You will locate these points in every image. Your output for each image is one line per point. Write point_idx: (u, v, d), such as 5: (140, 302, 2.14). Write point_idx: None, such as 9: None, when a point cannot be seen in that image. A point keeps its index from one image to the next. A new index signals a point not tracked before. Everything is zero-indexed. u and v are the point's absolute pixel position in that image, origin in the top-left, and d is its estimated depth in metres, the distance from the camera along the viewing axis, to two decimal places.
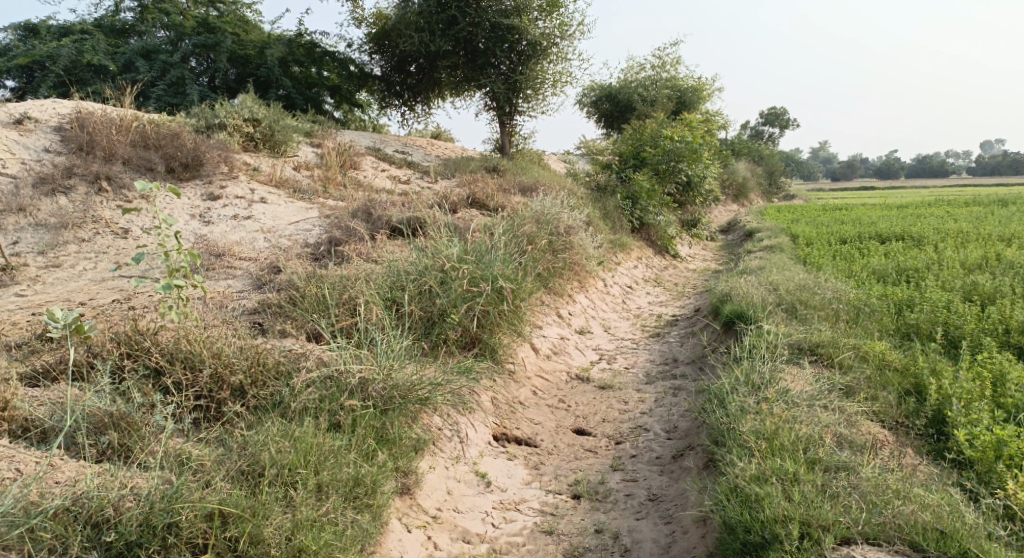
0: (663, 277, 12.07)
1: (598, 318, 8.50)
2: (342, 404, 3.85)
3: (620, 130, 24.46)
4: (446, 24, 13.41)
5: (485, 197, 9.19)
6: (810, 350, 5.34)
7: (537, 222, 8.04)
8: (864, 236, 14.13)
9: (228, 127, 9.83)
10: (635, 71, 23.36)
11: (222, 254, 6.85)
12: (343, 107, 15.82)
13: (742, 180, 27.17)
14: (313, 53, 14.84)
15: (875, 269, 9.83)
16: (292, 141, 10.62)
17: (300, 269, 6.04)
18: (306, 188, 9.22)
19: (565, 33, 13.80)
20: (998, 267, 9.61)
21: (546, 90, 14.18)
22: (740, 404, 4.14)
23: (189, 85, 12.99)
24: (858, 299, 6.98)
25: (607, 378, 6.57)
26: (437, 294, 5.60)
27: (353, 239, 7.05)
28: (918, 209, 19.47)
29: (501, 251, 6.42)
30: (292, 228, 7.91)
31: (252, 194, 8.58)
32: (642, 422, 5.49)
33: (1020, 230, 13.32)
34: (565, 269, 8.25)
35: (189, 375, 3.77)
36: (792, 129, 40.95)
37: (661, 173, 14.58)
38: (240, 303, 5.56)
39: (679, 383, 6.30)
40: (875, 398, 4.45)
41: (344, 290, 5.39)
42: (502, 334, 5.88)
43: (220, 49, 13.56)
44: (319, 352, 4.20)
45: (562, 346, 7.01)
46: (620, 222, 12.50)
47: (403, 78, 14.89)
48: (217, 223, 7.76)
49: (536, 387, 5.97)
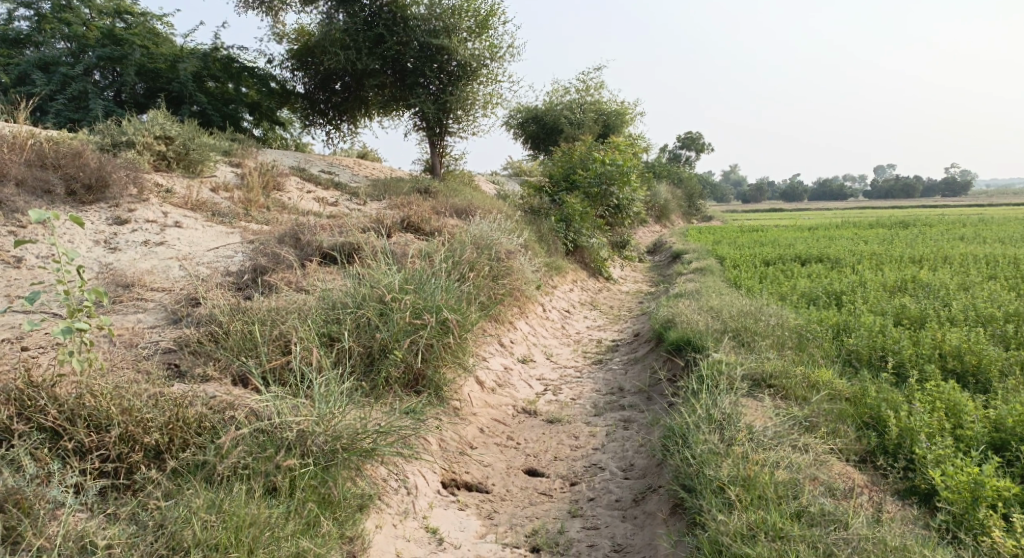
0: (598, 300, 11.94)
1: (539, 345, 8.22)
2: (278, 464, 3.42)
3: (546, 151, 24.53)
4: (373, 42, 13.05)
5: (420, 221, 8.82)
6: (764, 382, 5.19)
7: (475, 246, 7.72)
8: (786, 257, 14.39)
9: (137, 145, 9.12)
10: (559, 94, 23.52)
11: (131, 284, 6.24)
12: (264, 124, 15.18)
13: (664, 202, 27.68)
14: (231, 68, 14.18)
15: (805, 291, 9.92)
16: (209, 161, 9.99)
17: (222, 301, 5.53)
18: (226, 211, 8.63)
19: (494, 54, 13.59)
20: (919, 289, 9.87)
21: (476, 111, 13.92)
22: (709, 444, 3.93)
23: (94, 100, 12.14)
24: (799, 323, 6.93)
25: (554, 411, 6.26)
26: (376, 328, 5.20)
27: (281, 267, 6.57)
28: (831, 230, 20.17)
29: (442, 278, 6.06)
30: (211, 254, 7.33)
31: (165, 218, 7.93)
32: (596, 459, 5.20)
33: (931, 251, 13.85)
34: (506, 295, 7.94)
35: (94, 436, 3.27)
36: (708, 153, 42.23)
37: (592, 196, 14.51)
38: (153, 341, 5.02)
39: (629, 415, 6.06)
40: (837, 432, 4.30)
41: (274, 326, 4.94)
42: (445, 368, 5.51)
43: (128, 62, 12.76)
44: (248, 401, 3.75)
45: (505, 377, 6.69)
46: (553, 244, 12.32)
47: (328, 96, 14.24)
48: (126, 250, 7.10)
49: (483, 424, 5.62)
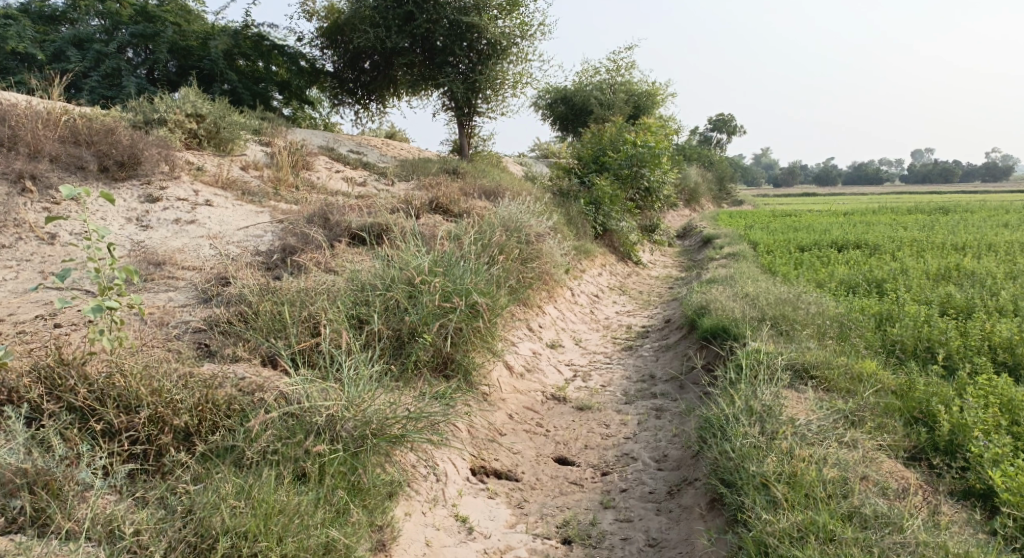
0: (627, 285, 11.77)
1: (568, 330, 8.11)
2: (307, 449, 3.36)
3: (575, 132, 24.27)
4: (403, 20, 12.91)
5: (449, 202, 8.73)
6: (805, 373, 5.05)
7: (504, 228, 7.60)
8: (822, 243, 14.06)
9: (168, 123, 9.11)
10: (589, 75, 23.23)
11: (162, 263, 6.22)
12: (293, 104, 15.15)
13: (694, 185, 27.28)
14: (261, 47, 14.18)
15: (843, 278, 9.67)
16: (239, 139, 9.97)
17: (252, 281, 5.48)
18: (256, 190, 8.60)
19: (525, 33, 13.38)
20: (961, 278, 9.56)
21: (506, 91, 13.73)
22: (750, 438, 3.82)
23: (127, 78, 12.18)
24: (839, 312, 6.73)
25: (584, 398, 6.15)
26: (405, 311, 5.13)
27: (310, 248, 6.52)
28: (867, 216, 19.69)
29: (471, 261, 5.96)
30: (241, 234, 7.29)
31: (196, 197, 7.92)
32: (628, 449, 5.09)
33: (973, 238, 13.44)
34: (535, 279, 7.83)
35: (124, 417, 3.23)
36: (740, 136, 41.51)
37: (622, 178, 14.29)
38: (183, 320, 4.99)
39: (660, 403, 5.93)
40: (884, 426, 4.16)
41: (303, 307, 4.89)
42: (475, 353, 5.43)
43: (160, 40, 12.76)
44: (277, 383, 3.69)
45: (534, 363, 6.60)
46: (583, 227, 12.16)
47: (357, 75, 14.15)
48: (157, 228, 7.10)
49: (513, 410, 5.54)
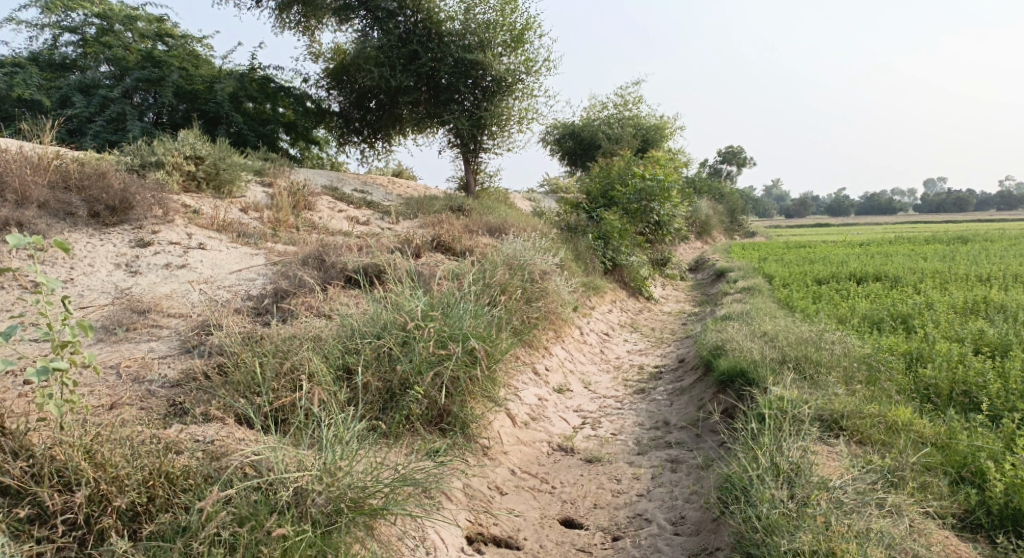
0: (639, 322, 11.36)
1: (576, 372, 7.70)
2: (270, 529, 3.03)
3: (584, 167, 24.08)
4: (407, 58, 12.77)
5: (451, 240, 8.38)
6: (835, 424, 4.64)
7: (508, 267, 7.25)
8: (839, 276, 13.62)
9: (166, 165, 8.88)
10: (597, 110, 23.14)
11: (147, 311, 5.90)
12: (299, 144, 15.03)
13: (705, 218, 26.90)
14: (267, 88, 14.10)
15: (866, 314, 9.24)
16: (239, 180, 9.73)
17: (238, 329, 5.13)
18: (252, 232, 8.30)
19: (530, 68, 13.20)
20: (991, 312, 9.09)
21: (512, 127, 13.51)
22: (778, 504, 3.42)
23: (130, 122, 12.05)
24: (867, 353, 6.30)
25: (593, 449, 5.72)
26: (397, 359, 4.76)
27: (302, 291, 6.19)
28: (883, 246, 19.20)
29: (471, 303, 5.59)
30: (233, 277, 6.95)
31: (189, 240, 7.62)
32: (641, 508, 4.66)
33: (996, 269, 12.97)
34: (541, 319, 7.44)
35: (60, 497, 2.95)
36: (750, 168, 41.28)
37: (632, 212, 13.93)
38: (159, 374, 4.65)
39: (676, 454, 5.50)
40: (927, 487, 3.78)
41: (286, 358, 4.53)
42: (474, 404, 5.04)
43: (165, 84, 12.68)
44: (240, 449, 3.38)
45: (540, 411, 6.20)
46: (592, 263, 11.81)
47: (363, 114, 13.97)
48: (146, 273, 6.78)
49: (516, 465, 5.13)
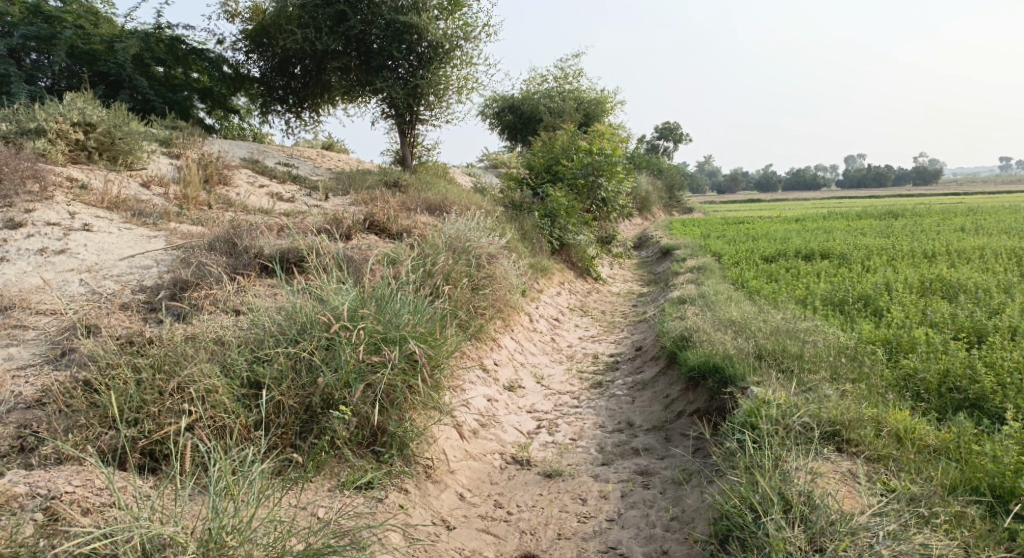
0: (588, 304, 10.67)
1: (527, 365, 6.91)
2: None
3: (523, 142, 23.29)
4: (334, 20, 11.62)
5: (386, 220, 7.43)
6: (838, 436, 3.94)
7: (450, 251, 6.40)
8: (786, 254, 13.17)
9: (48, 133, 7.62)
10: (537, 83, 22.28)
11: (10, 308, 4.84)
12: (216, 113, 13.69)
13: (645, 194, 26.42)
14: (177, 50, 12.68)
15: (825, 294, 8.70)
16: (140, 152, 8.54)
17: (119, 333, 4.14)
18: (152, 210, 7.17)
19: (468, 34, 12.19)
20: (952, 293, 8.66)
21: (450, 96, 12.50)
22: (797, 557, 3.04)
23: (16, 84, 10.58)
24: (847, 343, 5.68)
25: (553, 460, 4.94)
26: (319, 369, 3.89)
27: (206, 282, 5.19)
28: (820, 222, 18.99)
29: (409, 295, 4.70)
30: (124, 264, 5.87)
31: (72, 219, 6.46)
32: (614, 539, 3.96)
33: (940, 244, 12.69)
34: (489, 308, 6.61)
35: None
36: (685, 143, 41.15)
37: (578, 188, 13.12)
38: (10, 393, 3.64)
39: (646, 463, 4.78)
40: (961, 521, 3.28)
41: (175, 372, 3.63)
42: (414, 417, 4.20)
43: (58, 42, 11.18)
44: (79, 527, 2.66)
45: (489, 417, 5.38)
46: (538, 243, 11.04)
47: (287, 81, 12.78)
48: (15, 261, 5.66)
49: (465, 489, 4.34)
